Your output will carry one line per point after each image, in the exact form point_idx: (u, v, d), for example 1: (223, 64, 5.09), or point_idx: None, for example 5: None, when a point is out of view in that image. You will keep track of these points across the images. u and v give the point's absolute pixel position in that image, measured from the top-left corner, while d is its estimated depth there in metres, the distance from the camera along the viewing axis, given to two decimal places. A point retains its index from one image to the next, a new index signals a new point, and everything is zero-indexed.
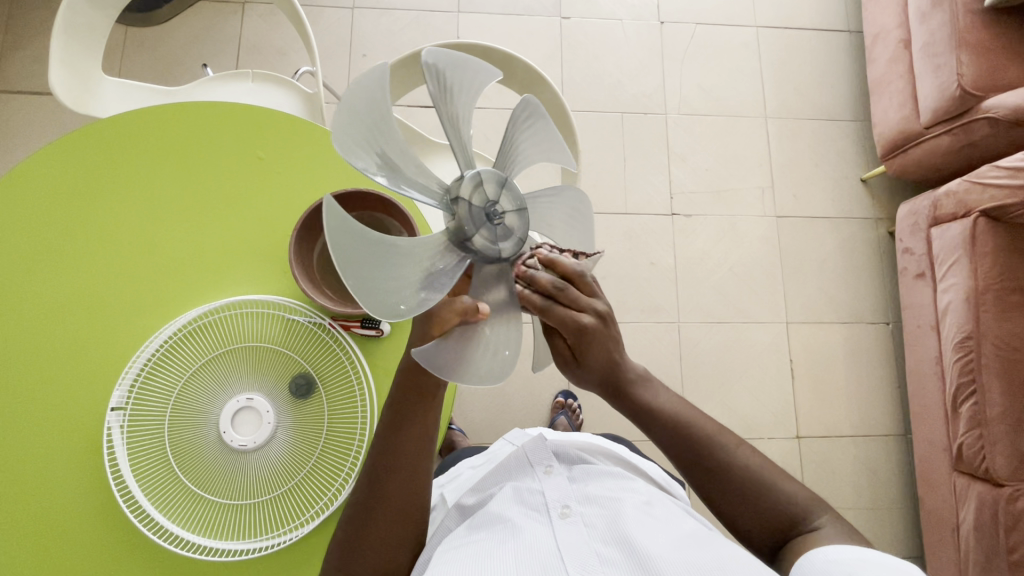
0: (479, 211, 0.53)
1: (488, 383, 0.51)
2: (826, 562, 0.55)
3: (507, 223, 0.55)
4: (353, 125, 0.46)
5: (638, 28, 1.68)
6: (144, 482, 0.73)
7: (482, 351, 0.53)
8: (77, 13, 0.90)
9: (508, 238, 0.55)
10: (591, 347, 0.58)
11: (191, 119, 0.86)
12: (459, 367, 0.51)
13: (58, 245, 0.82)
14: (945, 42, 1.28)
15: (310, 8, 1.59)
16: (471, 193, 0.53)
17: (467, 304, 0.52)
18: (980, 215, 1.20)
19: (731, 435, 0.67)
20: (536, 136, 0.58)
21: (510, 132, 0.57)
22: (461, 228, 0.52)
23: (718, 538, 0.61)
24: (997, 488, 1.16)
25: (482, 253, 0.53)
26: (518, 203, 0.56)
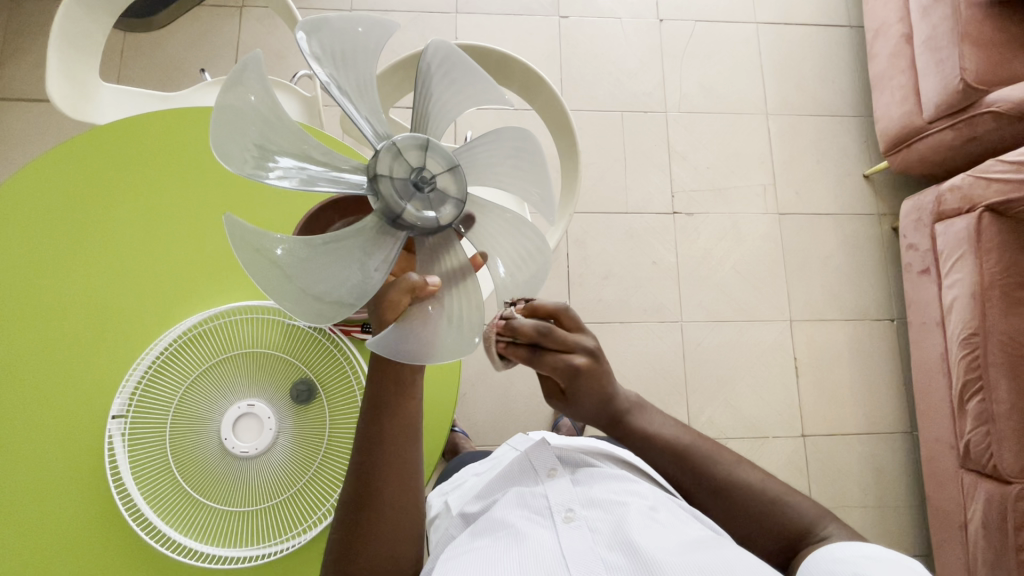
0: (403, 183, 0.50)
1: (455, 359, 0.50)
2: (833, 562, 0.54)
3: (439, 187, 0.51)
4: (240, 138, 0.46)
5: (637, 27, 1.67)
6: (146, 490, 0.73)
7: (442, 326, 0.51)
8: (73, 20, 0.90)
9: (446, 203, 0.51)
10: (585, 384, 0.63)
11: (190, 125, 0.86)
12: (423, 349, 0.50)
13: (57, 252, 0.81)
14: (946, 37, 1.27)
15: (308, 10, 1.59)
16: (391, 166, 0.50)
17: (416, 281, 0.50)
18: (984, 211, 1.19)
19: None
20: (457, 87, 0.56)
21: (421, 88, 0.55)
22: (388, 204, 0.50)
23: (724, 541, 0.60)
24: (1005, 486, 1.14)
25: (417, 225, 0.50)
26: (449, 161, 0.51)
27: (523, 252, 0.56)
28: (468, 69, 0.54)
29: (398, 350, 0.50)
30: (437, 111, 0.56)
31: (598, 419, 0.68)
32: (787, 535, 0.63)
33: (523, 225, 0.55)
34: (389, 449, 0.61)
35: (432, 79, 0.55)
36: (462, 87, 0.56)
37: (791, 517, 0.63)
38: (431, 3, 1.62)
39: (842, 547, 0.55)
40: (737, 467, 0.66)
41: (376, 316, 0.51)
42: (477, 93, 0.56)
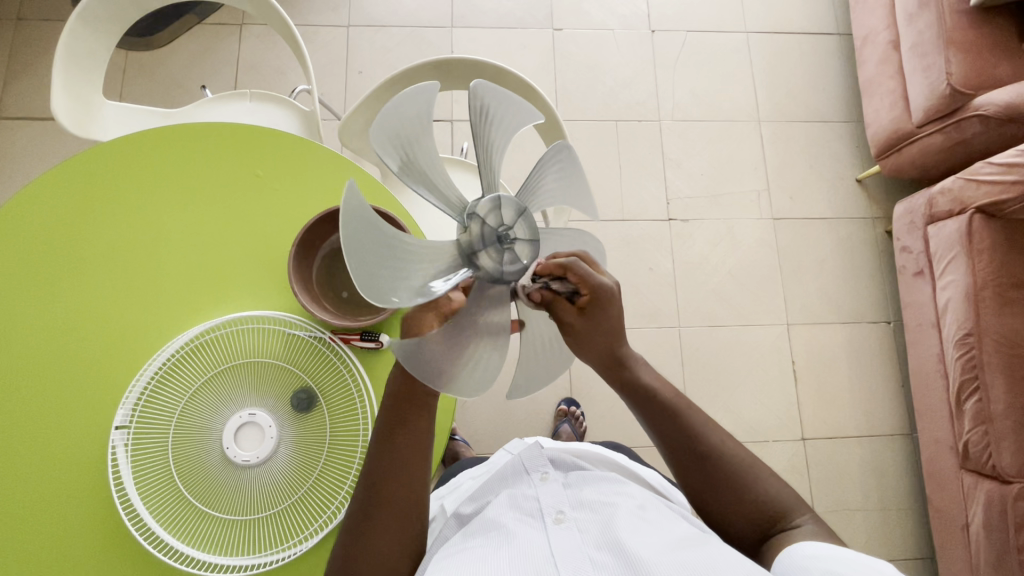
0: (492, 243, 0.48)
1: (552, 380, 0.59)
2: (804, 558, 0.55)
3: (520, 237, 0.49)
4: (397, 127, 0.44)
5: (630, 38, 1.70)
6: (149, 499, 0.73)
7: (540, 355, 0.58)
8: (78, 40, 0.92)
9: (529, 245, 0.50)
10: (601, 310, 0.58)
11: (193, 141, 0.87)
12: (533, 380, 0.58)
13: (63, 266, 0.83)
14: (932, 42, 1.29)
15: (306, 27, 1.62)
16: (479, 228, 0.48)
17: (511, 327, 0.56)
18: (975, 212, 1.20)
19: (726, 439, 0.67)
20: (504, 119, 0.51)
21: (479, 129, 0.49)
22: (484, 270, 0.48)
23: (709, 540, 0.61)
24: (1005, 486, 1.15)
25: (513, 277, 0.50)
26: (534, 233, 0.51)
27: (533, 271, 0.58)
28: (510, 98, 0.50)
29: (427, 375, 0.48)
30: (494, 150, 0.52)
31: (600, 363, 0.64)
32: (761, 515, 0.64)
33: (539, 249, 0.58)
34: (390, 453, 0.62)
35: (487, 118, 0.50)
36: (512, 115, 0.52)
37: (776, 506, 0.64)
38: (427, 18, 1.65)
39: (811, 544, 0.57)
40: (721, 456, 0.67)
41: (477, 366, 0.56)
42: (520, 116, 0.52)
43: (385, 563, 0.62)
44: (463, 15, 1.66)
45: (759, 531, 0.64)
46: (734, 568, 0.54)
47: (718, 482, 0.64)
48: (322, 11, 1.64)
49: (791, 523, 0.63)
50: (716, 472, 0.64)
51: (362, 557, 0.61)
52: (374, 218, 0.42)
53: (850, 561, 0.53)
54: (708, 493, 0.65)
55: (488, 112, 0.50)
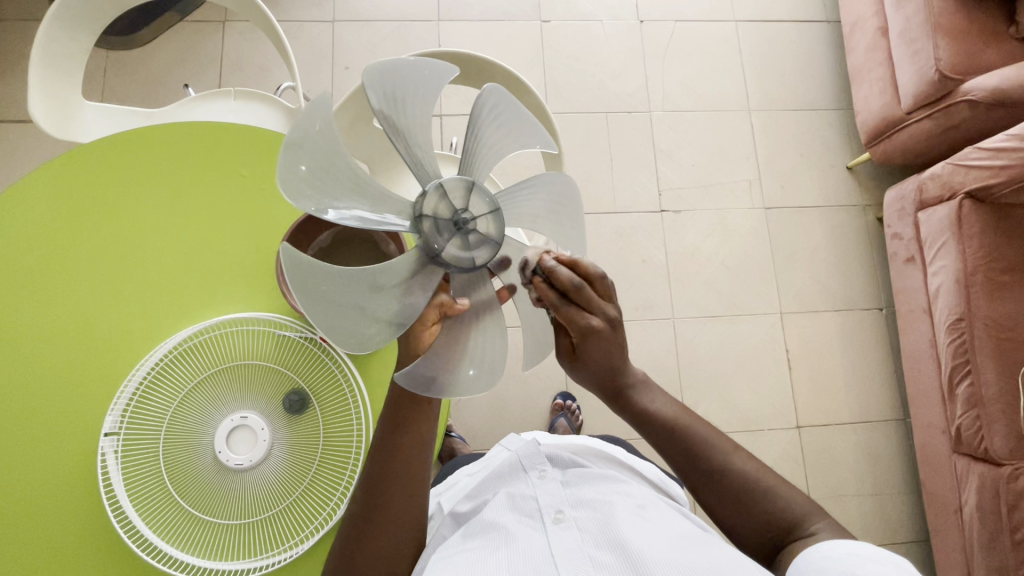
0: (446, 223, 0.54)
1: (464, 395, 0.56)
2: (822, 560, 0.55)
3: (480, 229, 0.56)
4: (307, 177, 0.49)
5: (618, 28, 1.69)
6: (140, 506, 0.73)
7: (461, 362, 0.57)
8: (53, 39, 0.90)
9: (484, 245, 0.56)
10: (593, 347, 0.62)
11: (176, 141, 0.86)
12: (438, 381, 0.56)
13: (45, 272, 0.81)
14: (920, 28, 1.29)
15: (290, 23, 1.60)
16: (436, 205, 0.54)
17: (445, 299, 0.56)
18: (964, 198, 1.21)
19: (726, 439, 0.67)
20: (502, 125, 0.59)
21: (474, 125, 0.58)
22: (430, 240, 0.54)
23: (710, 539, 0.61)
24: (997, 468, 1.16)
25: (453, 263, 0.55)
26: (490, 205, 0.57)
27: None
28: (521, 114, 0.59)
29: (305, 282, 0.46)
30: (486, 147, 0.59)
31: (600, 390, 0.68)
32: (773, 523, 0.63)
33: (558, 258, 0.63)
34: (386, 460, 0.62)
35: (484, 118, 0.58)
36: (514, 126, 0.59)
37: (785, 508, 0.63)
38: (413, 11, 1.63)
39: (832, 543, 0.56)
40: (731, 457, 0.66)
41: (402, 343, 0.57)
42: (523, 138, 0.60)
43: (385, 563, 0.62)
44: (449, 8, 1.64)
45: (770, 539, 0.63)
46: (737, 568, 0.54)
47: (716, 479, 0.65)
48: (306, 6, 1.61)
49: (793, 519, 0.63)
50: (719, 479, 0.65)
51: (358, 561, 0.61)
52: (338, 146, 0.50)
53: (871, 560, 0.53)
54: (709, 498, 0.66)
55: (482, 111, 0.58)
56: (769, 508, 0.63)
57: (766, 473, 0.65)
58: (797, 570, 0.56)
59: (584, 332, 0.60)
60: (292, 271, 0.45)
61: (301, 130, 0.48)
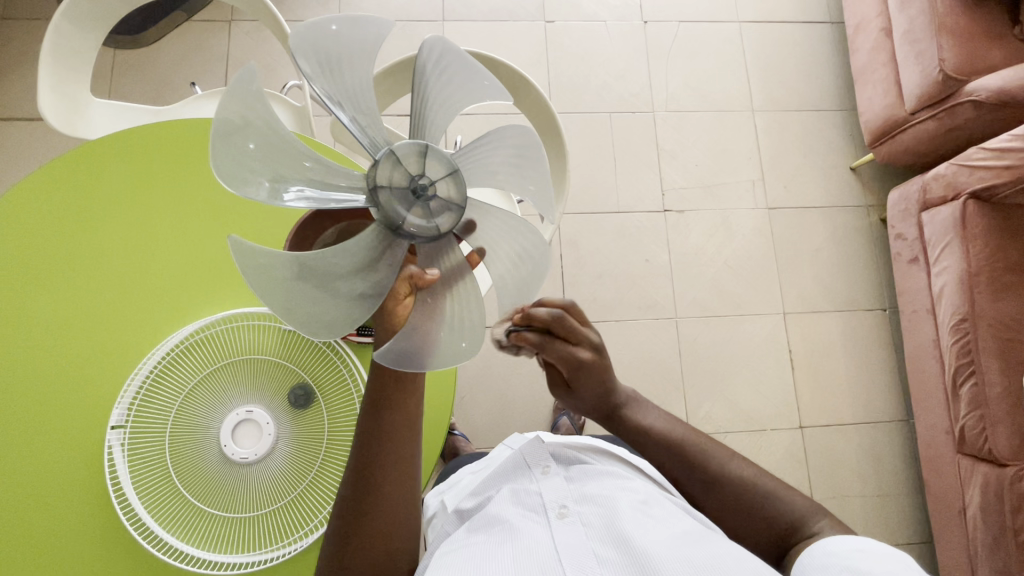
0: (403, 192, 0.50)
1: (451, 363, 0.53)
2: (827, 555, 0.55)
3: (441, 194, 0.51)
4: (244, 159, 0.46)
5: (623, 29, 1.69)
6: (146, 499, 0.73)
7: (443, 330, 0.54)
8: (63, 36, 0.91)
9: (447, 211, 0.52)
10: (586, 378, 0.64)
11: (184, 137, 0.87)
12: (424, 354, 0.53)
13: (53, 265, 0.82)
14: (924, 29, 1.29)
15: (297, 23, 1.61)
16: (391, 173, 0.50)
17: (414, 271, 0.54)
18: (968, 198, 1.21)
19: (723, 448, 0.68)
20: (452, 83, 0.54)
21: (420, 85, 0.53)
22: (388, 213, 0.51)
23: (714, 536, 0.61)
24: (1001, 468, 1.16)
25: (417, 233, 0.52)
26: (449, 167, 0.51)
27: (519, 251, 0.57)
28: (471, 65, 0.52)
29: (256, 273, 0.45)
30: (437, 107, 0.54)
31: (595, 412, 0.69)
32: (778, 524, 0.64)
33: (522, 229, 0.56)
34: (386, 452, 0.62)
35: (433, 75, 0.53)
36: (466, 80, 0.54)
37: (787, 513, 0.64)
38: (418, 11, 1.64)
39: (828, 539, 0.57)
40: (731, 464, 0.66)
41: (380, 326, 0.55)
42: (478, 94, 0.54)
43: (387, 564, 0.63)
44: (454, 9, 1.65)
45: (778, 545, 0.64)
46: (742, 567, 0.54)
47: (721, 494, 0.65)
48: (313, 6, 1.62)
49: (802, 528, 0.63)
50: (722, 491, 0.65)
51: (362, 558, 0.62)
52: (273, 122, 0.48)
53: (876, 554, 0.53)
54: (712, 506, 0.67)
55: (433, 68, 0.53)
56: (770, 509, 0.64)
57: (768, 479, 0.66)
58: (802, 565, 0.57)
59: (578, 364, 0.63)
60: (243, 264, 0.44)
61: (228, 110, 0.45)
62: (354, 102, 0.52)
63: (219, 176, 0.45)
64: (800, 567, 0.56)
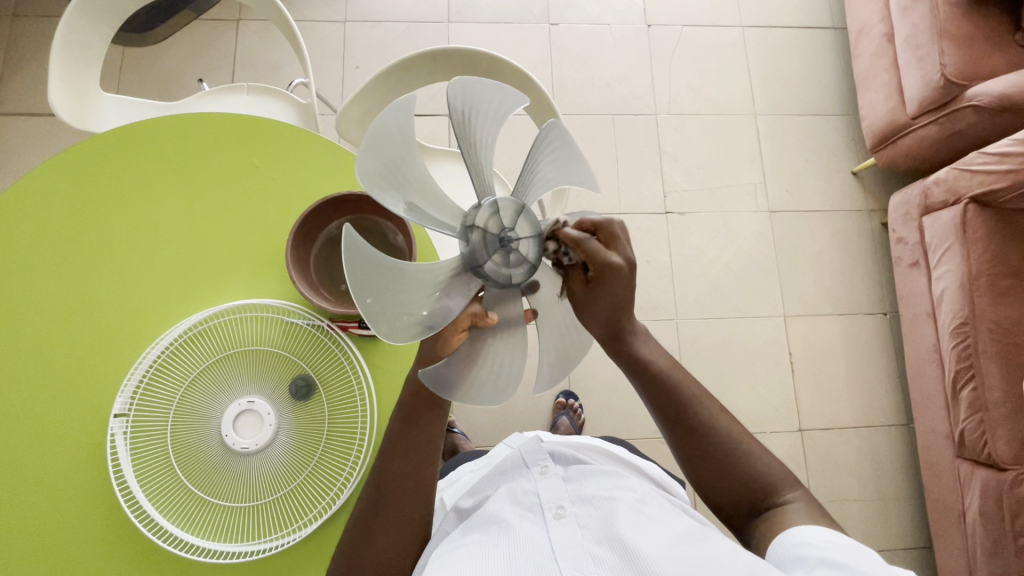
0: (492, 238, 0.53)
1: (482, 406, 0.55)
2: (797, 547, 0.56)
3: (522, 249, 0.54)
4: (383, 165, 0.48)
5: (626, 32, 1.71)
6: (147, 486, 0.74)
7: (482, 372, 0.56)
8: (75, 32, 0.93)
9: (522, 265, 0.54)
10: (607, 288, 0.58)
11: (190, 131, 0.88)
12: (460, 387, 0.55)
13: (60, 256, 0.83)
14: (926, 34, 1.30)
15: (304, 23, 1.62)
16: (487, 219, 0.53)
17: (478, 310, 0.56)
18: (969, 202, 1.21)
19: (714, 401, 0.67)
20: (557, 161, 0.58)
21: (532, 157, 0.57)
22: (474, 253, 0.54)
23: (709, 536, 0.61)
24: (999, 472, 1.16)
25: (492, 278, 0.54)
26: (535, 228, 0.55)
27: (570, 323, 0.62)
28: (575, 153, 0.59)
29: (360, 267, 0.46)
30: (538, 179, 0.58)
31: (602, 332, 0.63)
32: (751, 489, 0.64)
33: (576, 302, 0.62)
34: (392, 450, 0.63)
35: (542, 151, 0.58)
36: (570, 164, 0.59)
37: (760, 475, 0.64)
38: (423, 13, 1.65)
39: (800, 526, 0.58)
40: (720, 416, 0.66)
41: (430, 342, 0.57)
42: (575, 174, 0.59)
43: (383, 562, 0.63)
44: (459, 10, 1.67)
45: (749, 505, 0.64)
46: (735, 564, 0.54)
47: (707, 450, 0.65)
48: (319, 6, 1.64)
49: (779, 499, 0.64)
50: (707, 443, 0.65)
51: (357, 555, 0.62)
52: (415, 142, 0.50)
53: (850, 548, 0.53)
54: (694, 459, 0.66)
55: (546, 146, 0.58)
56: (749, 476, 0.65)
57: (750, 440, 0.66)
58: (776, 556, 0.58)
59: (602, 273, 0.57)
60: (351, 255, 0.46)
61: (388, 115, 0.46)
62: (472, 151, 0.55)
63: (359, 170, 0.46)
64: (774, 555, 0.58)
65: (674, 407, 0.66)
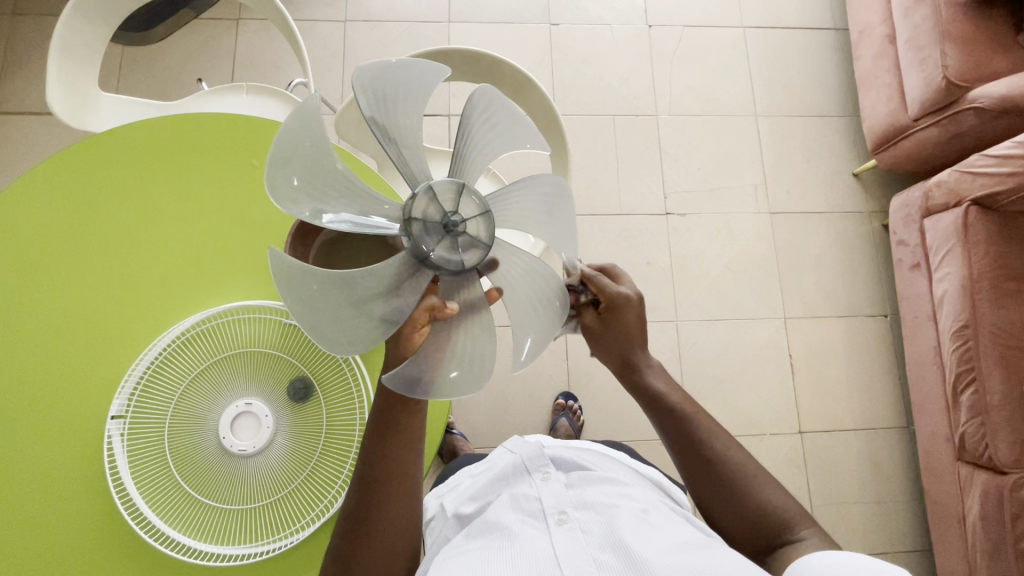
0: (435, 225, 0.53)
1: (456, 396, 0.54)
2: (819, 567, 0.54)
3: (470, 231, 0.54)
4: (295, 182, 0.50)
5: (627, 32, 1.70)
6: (144, 489, 0.73)
7: (450, 362, 0.55)
8: (73, 30, 0.92)
9: (473, 246, 0.55)
10: (620, 318, 0.68)
11: (189, 130, 0.87)
12: (430, 382, 0.55)
13: (58, 256, 0.83)
14: (928, 36, 1.30)
15: (304, 22, 1.62)
16: (426, 207, 0.53)
17: (434, 302, 0.54)
18: (970, 205, 1.21)
19: (727, 436, 0.68)
20: (494, 128, 0.58)
21: (465, 128, 0.57)
22: (418, 245, 0.53)
23: (713, 544, 0.60)
24: (1000, 476, 1.15)
25: (442, 266, 0.54)
26: (481, 207, 0.55)
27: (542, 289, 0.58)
28: (511, 114, 0.58)
29: (298, 293, 0.47)
30: (478, 151, 0.58)
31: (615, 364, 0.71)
32: (764, 524, 0.63)
33: (540, 269, 0.58)
34: (387, 456, 0.62)
35: (474, 120, 0.57)
36: (508, 129, 0.58)
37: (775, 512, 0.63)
38: (423, 13, 1.65)
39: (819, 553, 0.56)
40: (732, 451, 0.67)
41: (392, 347, 0.55)
42: (522, 139, 0.59)
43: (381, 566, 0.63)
44: (460, 10, 1.66)
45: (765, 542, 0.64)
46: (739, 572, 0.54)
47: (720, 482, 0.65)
48: (319, 5, 1.64)
49: (794, 536, 0.62)
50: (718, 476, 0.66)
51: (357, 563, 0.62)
52: (329, 151, 0.51)
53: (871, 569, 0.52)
54: (705, 492, 0.67)
55: (478, 114, 0.57)
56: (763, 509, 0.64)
57: (764, 475, 0.66)
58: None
59: (613, 302, 0.68)
60: (286, 283, 0.46)
61: (288, 129, 0.48)
62: (399, 142, 0.55)
63: (268, 191, 0.48)
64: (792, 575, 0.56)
65: (687, 441, 0.68)
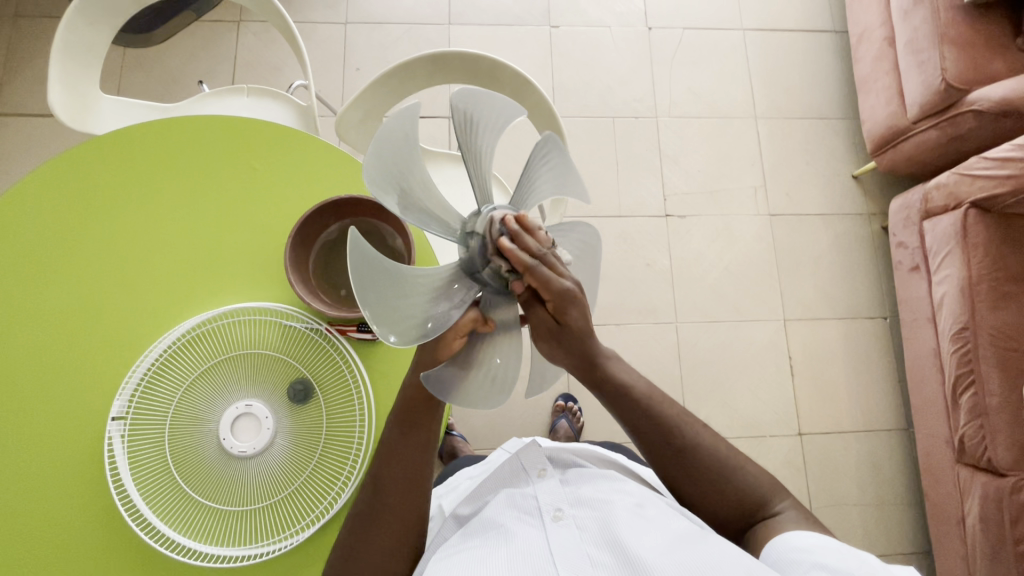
0: (492, 246, 0.53)
1: (483, 408, 0.57)
2: (796, 550, 0.57)
3: None
4: (391, 174, 0.48)
5: (627, 35, 1.71)
6: (145, 490, 0.74)
7: (480, 374, 0.57)
8: (75, 33, 0.93)
9: None
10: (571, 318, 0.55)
11: (190, 133, 0.88)
12: (459, 390, 0.56)
13: (59, 258, 0.83)
14: (927, 39, 1.30)
15: (304, 25, 1.62)
16: (485, 227, 0.53)
17: (476, 316, 0.55)
18: (970, 207, 1.21)
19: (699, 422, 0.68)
20: (553, 171, 0.57)
21: (528, 168, 0.57)
22: (472, 259, 0.53)
23: (708, 536, 0.60)
24: (1000, 478, 1.15)
25: (490, 284, 0.54)
26: None
27: None
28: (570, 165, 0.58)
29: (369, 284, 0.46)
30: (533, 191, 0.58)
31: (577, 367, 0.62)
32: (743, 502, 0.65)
33: None
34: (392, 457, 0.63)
35: (539, 162, 0.57)
36: (565, 176, 0.58)
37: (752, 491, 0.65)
38: (424, 15, 1.65)
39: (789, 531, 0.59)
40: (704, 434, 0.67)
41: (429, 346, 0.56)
42: (569, 186, 0.59)
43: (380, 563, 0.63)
44: (460, 13, 1.67)
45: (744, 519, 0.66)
46: (735, 568, 0.54)
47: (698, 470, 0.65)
48: (320, 8, 1.64)
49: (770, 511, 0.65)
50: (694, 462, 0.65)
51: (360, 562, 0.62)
52: (418, 153, 0.49)
53: (842, 552, 0.54)
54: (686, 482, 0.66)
55: (545, 158, 0.57)
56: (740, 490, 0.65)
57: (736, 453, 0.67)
58: (770, 556, 0.58)
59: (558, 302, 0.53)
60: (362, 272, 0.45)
61: (395, 121, 0.46)
62: (474, 161, 0.55)
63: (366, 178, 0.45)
64: (768, 554, 0.58)
65: (659, 432, 0.65)
